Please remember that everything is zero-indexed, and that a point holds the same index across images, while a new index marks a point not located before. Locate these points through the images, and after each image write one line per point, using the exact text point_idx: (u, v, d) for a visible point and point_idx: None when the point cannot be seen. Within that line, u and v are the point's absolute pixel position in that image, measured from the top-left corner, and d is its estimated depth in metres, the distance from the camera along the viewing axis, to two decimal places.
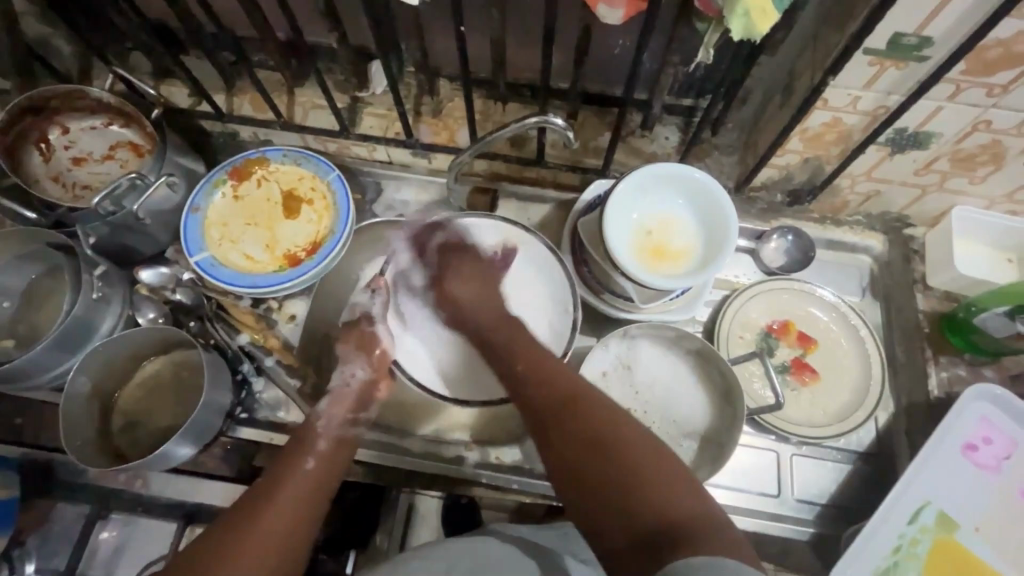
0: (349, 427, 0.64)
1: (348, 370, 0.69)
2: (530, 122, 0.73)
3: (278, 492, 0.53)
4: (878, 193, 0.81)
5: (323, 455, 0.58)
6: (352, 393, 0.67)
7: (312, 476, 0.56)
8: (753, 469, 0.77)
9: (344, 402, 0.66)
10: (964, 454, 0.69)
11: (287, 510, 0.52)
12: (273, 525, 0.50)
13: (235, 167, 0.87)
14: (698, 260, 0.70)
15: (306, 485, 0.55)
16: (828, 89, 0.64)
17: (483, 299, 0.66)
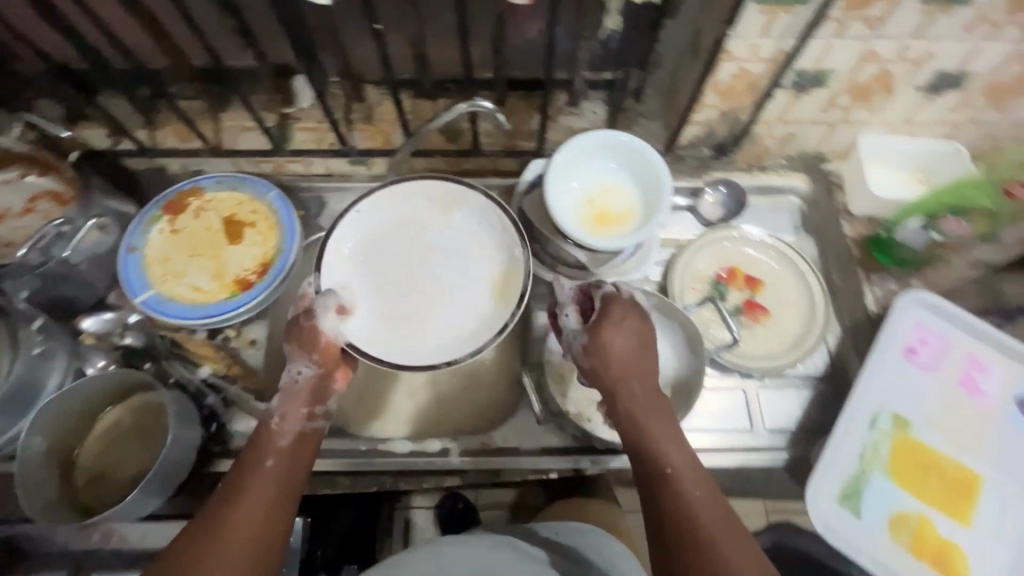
0: (305, 423, 0.62)
1: (294, 367, 0.64)
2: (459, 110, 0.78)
3: (238, 496, 0.53)
4: (793, 134, 0.87)
5: (282, 455, 0.58)
6: (304, 389, 0.63)
7: (275, 475, 0.55)
8: (725, 409, 0.81)
9: (298, 397, 0.62)
10: (905, 358, 0.76)
11: (249, 516, 0.51)
12: (237, 531, 0.50)
13: (169, 201, 0.85)
14: (640, 219, 0.73)
15: (269, 484, 0.54)
16: (729, 41, 0.69)
17: (629, 360, 0.61)
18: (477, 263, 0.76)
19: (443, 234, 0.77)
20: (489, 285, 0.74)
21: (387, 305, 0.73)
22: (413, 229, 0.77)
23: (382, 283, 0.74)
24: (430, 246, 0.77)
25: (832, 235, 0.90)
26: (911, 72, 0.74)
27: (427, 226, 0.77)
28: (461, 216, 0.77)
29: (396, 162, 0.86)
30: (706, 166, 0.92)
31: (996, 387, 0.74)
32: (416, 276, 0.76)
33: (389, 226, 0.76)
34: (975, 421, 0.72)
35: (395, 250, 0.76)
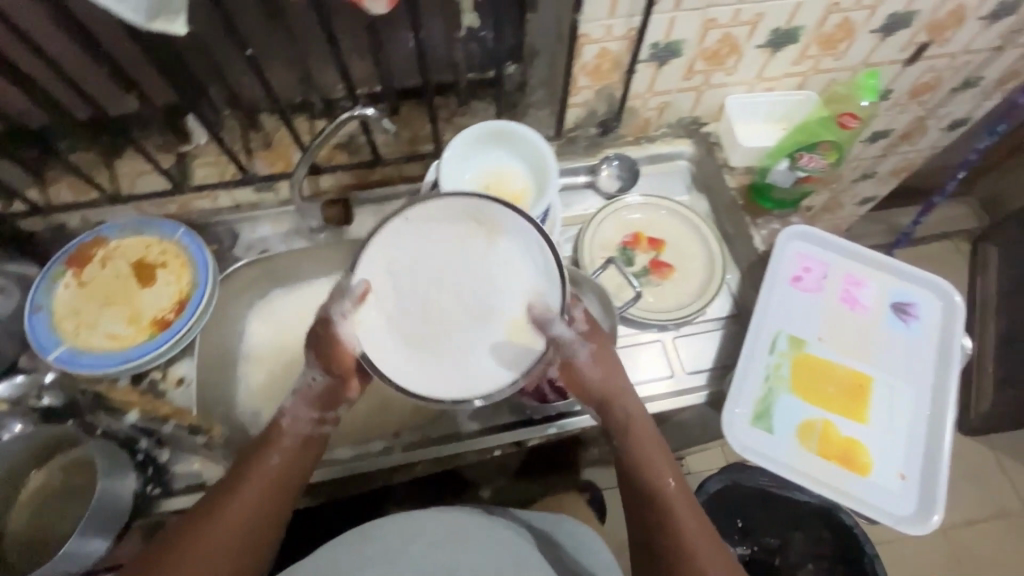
0: (316, 427, 0.67)
1: (309, 372, 0.67)
2: (343, 119, 0.79)
3: (241, 488, 0.60)
4: (667, 103, 0.95)
5: (286, 452, 0.64)
6: (314, 394, 0.67)
7: (274, 472, 0.62)
8: (648, 361, 0.87)
9: (308, 400, 0.67)
10: (792, 285, 0.84)
11: (242, 509, 0.59)
12: (231, 521, 0.58)
13: (72, 255, 0.84)
14: (534, 198, 0.78)
15: (267, 479, 0.61)
16: (582, 24, 0.75)
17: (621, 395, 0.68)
18: (514, 299, 0.59)
19: (486, 258, 0.60)
20: (520, 328, 0.58)
21: (406, 321, 0.59)
22: (456, 241, 0.61)
23: (410, 296, 0.59)
24: (467, 268, 0.60)
25: (718, 190, 0.98)
26: (750, 33, 0.83)
27: (464, 244, 0.61)
28: (512, 237, 0.60)
29: (294, 182, 0.85)
30: (598, 144, 0.99)
31: (872, 297, 0.83)
32: (450, 296, 0.60)
33: (433, 234, 0.61)
34: (860, 331, 0.81)
35: (426, 265, 0.60)
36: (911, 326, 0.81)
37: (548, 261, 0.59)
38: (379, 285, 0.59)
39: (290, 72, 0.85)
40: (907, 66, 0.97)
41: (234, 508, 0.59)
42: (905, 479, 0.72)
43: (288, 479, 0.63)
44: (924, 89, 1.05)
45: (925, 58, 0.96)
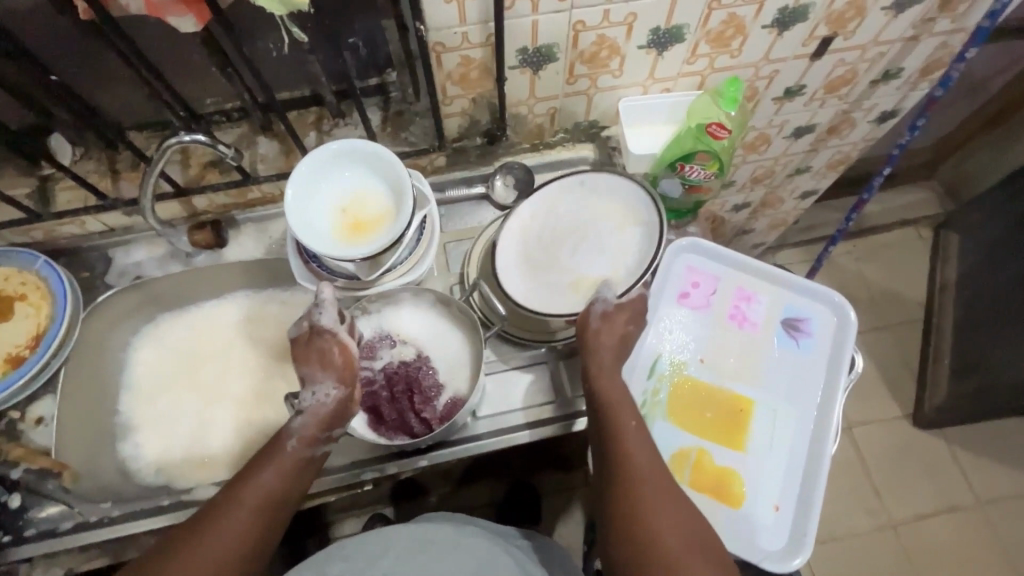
0: (319, 446, 0.67)
1: (320, 390, 0.69)
2: (172, 146, 0.73)
3: (239, 504, 0.60)
4: (557, 109, 0.89)
5: (281, 468, 0.64)
6: (326, 411, 0.68)
7: (269, 492, 0.62)
8: (531, 383, 0.83)
9: (317, 420, 0.67)
10: (679, 302, 0.80)
11: (242, 527, 0.59)
12: (226, 542, 0.58)
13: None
14: (393, 220, 0.73)
15: (261, 498, 0.61)
16: (432, 34, 0.70)
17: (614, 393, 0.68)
18: (603, 271, 0.78)
19: (604, 235, 0.80)
20: (582, 289, 0.77)
21: (543, 244, 0.81)
22: (601, 212, 0.81)
23: (543, 240, 0.81)
24: (603, 234, 0.80)
25: None
26: (627, 34, 0.77)
27: (591, 218, 0.81)
28: (643, 216, 0.79)
29: (144, 211, 0.79)
30: (491, 153, 0.94)
31: (762, 313, 0.79)
32: (575, 245, 0.80)
33: (589, 206, 0.82)
34: (745, 352, 0.77)
35: (566, 220, 0.82)
36: (802, 344, 0.77)
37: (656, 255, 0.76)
38: (538, 224, 0.82)
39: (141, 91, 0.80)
40: (814, 60, 0.91)
41: (229, 524, 0.59)
42: (779, 510, 0.69)
43: (281, 499, 0.63)
44: (840, 83, 0.99)
45: (832, 52, 0.90)
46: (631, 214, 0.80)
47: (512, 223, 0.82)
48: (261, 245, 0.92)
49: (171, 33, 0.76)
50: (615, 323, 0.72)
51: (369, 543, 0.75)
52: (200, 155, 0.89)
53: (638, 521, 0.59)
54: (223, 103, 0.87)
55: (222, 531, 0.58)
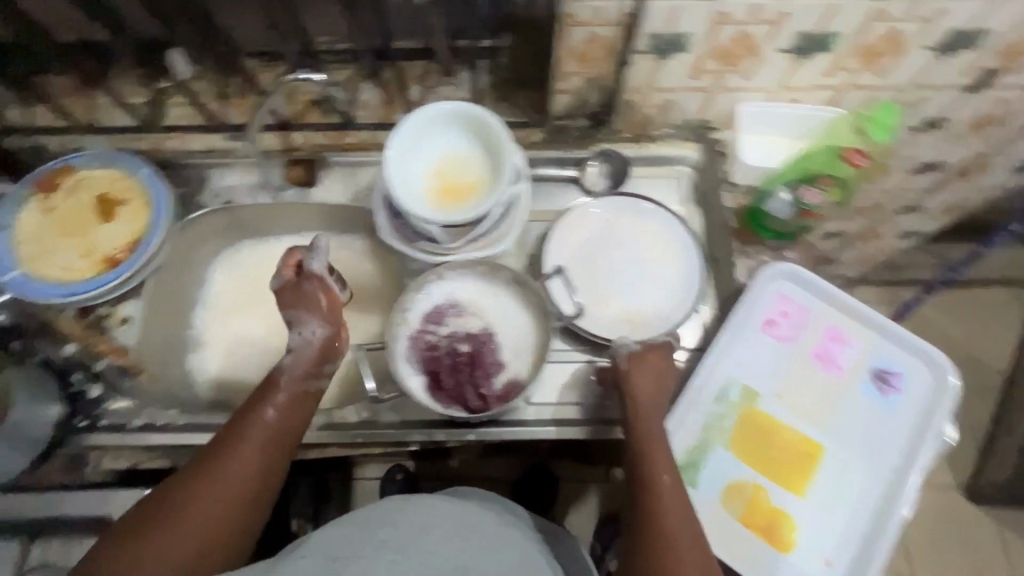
0: (312, 380, 0.70)
1: (307, 329, 0.71)
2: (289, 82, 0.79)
3: (240, 443, 0.62)
4: (670, 102, 0.84)
5: (283, 406, 0.66)
6: (310, 350, 0.70)
7: (272, 428, 0.64)
8: (588, 380, 0.82)
9: (306, 356, 0.70)
10: (764, 330, 0.75)
11: (250, 465, 0.61)
12: (233, 483, 0.59)
13: (41, 184, 0.86)
14: (488, 191, 0.72)
15: (265, 436, 0.63)
16: (567, 5, 0.66)
17: (648, 397, 0.66)
18: (644, 300, 0.83)
19: (652, 266, 0.85)
20: (618, 314, 0.82)
21: (599, 256, 0.86)
22: (644, 245, 0.86)
23: (589, 260, 0.85)
24: (653, 261, 0.85)
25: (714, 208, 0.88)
26: (771, 34, 0.71)
27: (645, 244, 0.86)
28: (681, 258, 0.85)
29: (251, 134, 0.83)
30: (590, 137, 0.90)
31: (851, 358, 0.74)
32: (616, 271, 0.85)
33: (644, 230, 0.87)
34: (826, 396, 0.72)
35: (624, 238, 0.87)
36: (891, 402, 0.72)
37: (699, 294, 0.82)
38: (597, 236, 0.87)
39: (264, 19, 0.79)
40: (967, 93, 0.82)
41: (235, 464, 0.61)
42: (829, 566, 0.66)
43: (285, 434, 0.65)
44: (987, 122, 0.89)
45: (990, 87, 0.81)
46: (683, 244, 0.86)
47: (570, 230, 0.86)
48: (347, 191, 0.92)
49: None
50: (645, 362, 0.68)
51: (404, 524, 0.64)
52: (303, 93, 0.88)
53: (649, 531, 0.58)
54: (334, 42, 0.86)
55: (228, 472, 0.59)
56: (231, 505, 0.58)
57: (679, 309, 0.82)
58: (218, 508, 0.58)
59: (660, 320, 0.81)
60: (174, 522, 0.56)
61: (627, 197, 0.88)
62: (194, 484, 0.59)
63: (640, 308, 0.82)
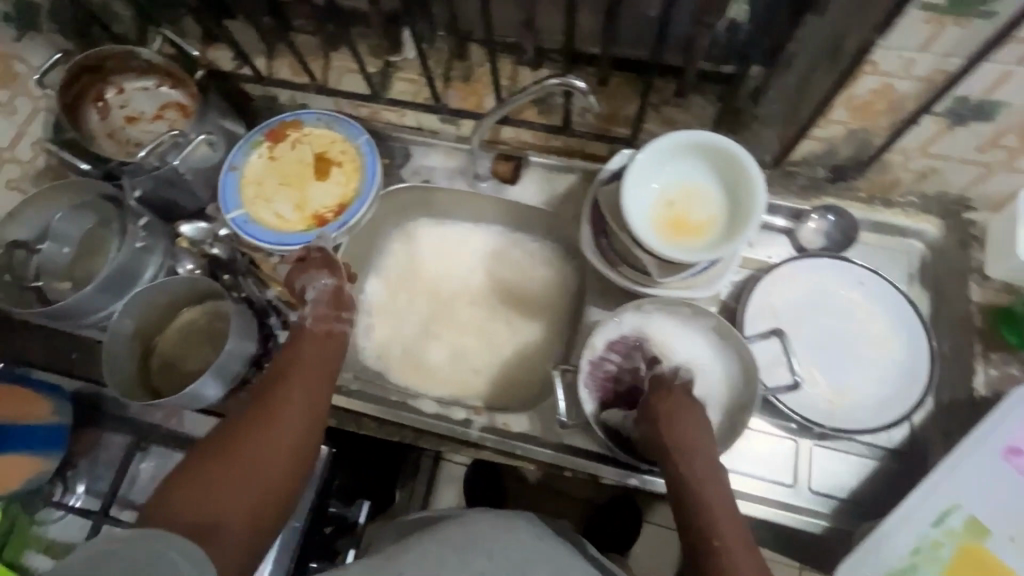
0: (332, 322, 0.73)
1: (315, 284, 0.76)
2: (549, 84, 0.72)
3: (291, 381, 0.65)
4: (934, 170, 0.74)
5: (318, 348, 0.70)
6: (329, 296, 0.75)
7: (319, 367, 0.68)
8: (771, 456, 0.74)
9: (325, 300, 0.74)
10: (1004, 458, 0.63)
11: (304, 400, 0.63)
12: (291, 419, 0.61)
13: (270, 131, 0.91)
14: (722, 233, 0.66)
15: (312, 373, 0.67)
16: (878, 51, 0.59)
17: (687, 428, 0.62)
18: (849, 383, 0.75)
19: (864, 348, 0.76)
20: (820, 392, 0.75)
21: (806, 323, 0.78)
22: (863, 321, 0.77)
23: (796, 325, 0.77)
24: (868, 343, 0.76)
25: (952, 297, 0.77)
26: None
27: (862, 321, 0.77)
28: (905, 348, 0.75)
29: (479, 129, 0.81)
30: (820, 188, 0.82)
31: None
32: (824, 344, 0.77)
33: (866, 306, 0.77)
34: None
35: (839, 310, 0.78)
36: None
37: (915, 395, 0.73)
38: (809, 299, 0.78)
39: (517, 13, 0.78)
40: None
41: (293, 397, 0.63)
42: None
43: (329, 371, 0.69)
44: None
45: None
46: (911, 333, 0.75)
47: (780, 286, 0.79)
48: (542, 193, 0.90)
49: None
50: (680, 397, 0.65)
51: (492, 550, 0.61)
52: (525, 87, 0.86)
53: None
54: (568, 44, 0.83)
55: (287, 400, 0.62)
56: (296, 432, 0.61)
57: (890, 407, 0.73)
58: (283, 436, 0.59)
59: (861, 412, 0.73)
60: (244, 447, 0.57)
61: (855, 262, 0.78)
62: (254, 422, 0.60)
63: (844, 391, 0.75)
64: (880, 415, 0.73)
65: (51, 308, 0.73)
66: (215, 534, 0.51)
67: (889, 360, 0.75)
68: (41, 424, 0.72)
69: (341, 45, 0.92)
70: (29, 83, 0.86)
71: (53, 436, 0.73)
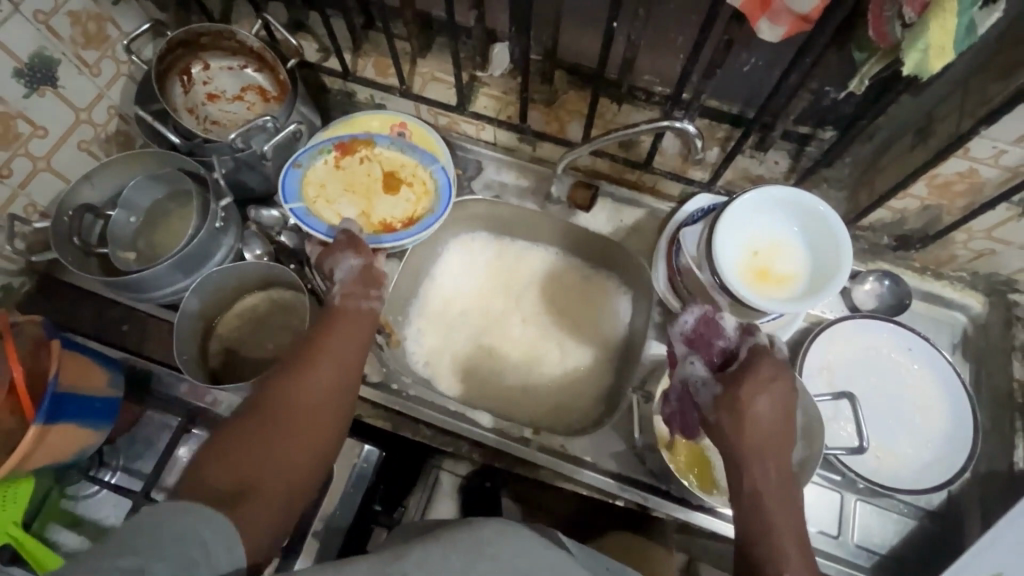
0: (364, 300, 0.71)
1: (343, 265, 0.74)
2: (658, 126, 0.74)
3: (317, 364, 0.62)
4: (992, 252, 0.78)
5: (344, 324, 0.67)
6: (356, 273, 0.73)
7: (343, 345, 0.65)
8: (817, 507, 0.77)
9: (352, 281, 0.72)
10: None
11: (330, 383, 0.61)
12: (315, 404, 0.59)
13: (341, 141, 0.88)
14: (804, 287, 0.70)
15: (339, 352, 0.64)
16: (975, 139, 0.63)
17: (762, 418, 0.57)
18: (894, 441, 0.79)
19: (910, 411, 0.80)
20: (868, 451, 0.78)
21: (858, 380, 0.81)
22: (912, 388, 0.81)
23: (849, 386, 0.81)
24: (913, 406, 0.80)
25: (995, 372, 0.80)
26: None
27: (909, 384, 0.81)
28: (951, 418, 0.79)
29: (570, 156, 0.83)
30: (879, 253, 0.85)
31: None
32: (874, 406, 0.80)
33: (914, 371, 0.81)
34: None
35: (889, 371, 0.81)
36: None
37: (957, 461, 0.76)
38: (861, 359, 0.82)
39: (618, 51, 0.81)
40: None
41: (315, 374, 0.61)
42: None
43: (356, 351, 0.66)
44: None
45: None
46: (954, 400, 0.79)
47: (836, 343, 0.82)
48: (611, 223, 0.92)
49: (678, 13, 0.72)
50: (756, 373, 0.60)
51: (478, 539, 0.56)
52: (608, 121, 0.88)
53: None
54: (655, 84, 0.84)
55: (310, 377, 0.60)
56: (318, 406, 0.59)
57: (935, 471, 0.77)
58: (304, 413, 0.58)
59: (904, 472, 0.77)
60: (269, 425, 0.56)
61: (908, 328, 0.81)
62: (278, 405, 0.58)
63: (888, 449, 0.78)
64: (922, 478, 0.77)
65: (123, 278, 0.73)
66: (245, 501, 0.50)
67: (933, 424, 0.79)
68: (98, 395, 0.71)
69: (431, 53, 0.93)
70: (117, 48, 0.85)
71: (106, 408, 0.72)
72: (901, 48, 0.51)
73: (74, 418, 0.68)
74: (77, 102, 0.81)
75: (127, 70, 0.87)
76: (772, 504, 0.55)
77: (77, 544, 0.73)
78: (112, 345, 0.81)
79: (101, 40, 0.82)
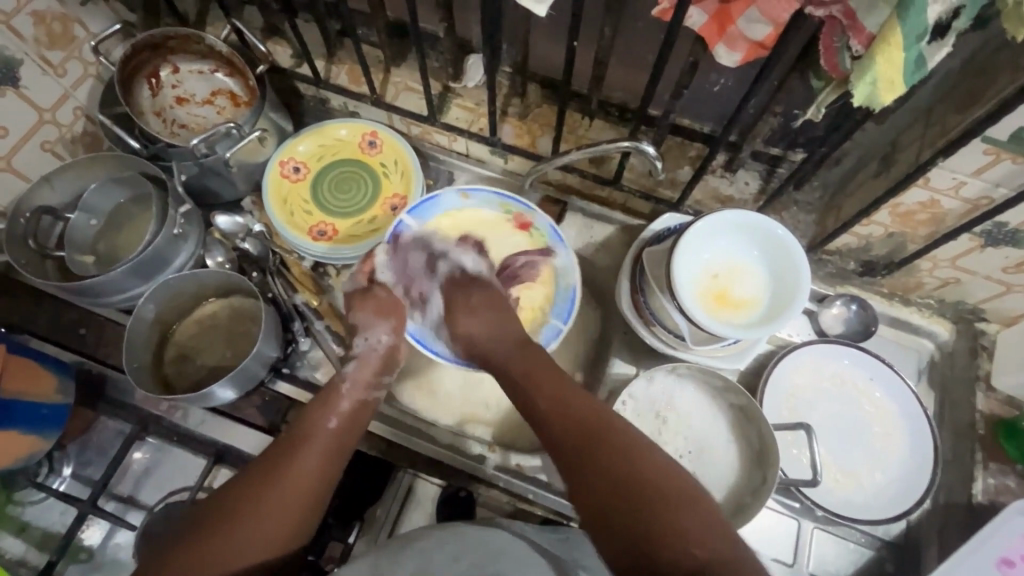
0: (372, 389, 0.70)
1: (372, 336, 0.75)
2: (620, 146, 0.72)
3: (295, 458, 0.59)
4: (956, 282, 0.77)
5: (344, 416, 0.65)
6: (377, 356, 0.73)
7: (332, 436, 0.63)
8: (773, 533, 0.76)
9: (371, 363, 0.72)
10: (997, 569, 0.67)
11: (306, 476, 0.58)
12: (280, 500, 0.56)
13: (525, 216, 0.83)
14: (763, 313, 0.69)
15: (327, 443, 0.62)
16: (934, 169, 0.62)
17: (487, 321, 0.73)
18: (854, 469, 0.78)
19: (868, 439, 0.79)
20: (827, 477, 0.78)
21: (822, 408, 0.81)
22: (871, 415, 0.80)
23: (810, 413, 0.80)
24: (875, 436, 0.79)
25: (959, 403, 0.79)
26: None
27: (871, 413, 0.80)
28: (909, 446, 0.78)
29: (535, 172, 0.81)
30: (847, 277, 0.84)
31: None
32: (835, 434, 0.80)
33: (875, 400, 0.80)
34: None
35: (851, 399, 0.81)
36: None
37: (917, 492, 0.75)
38: (827, 387, 0.81)
39: (587, 65, 0.80)
40: None
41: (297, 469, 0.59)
42: None
43: (345, 444, 0.64)
44: None
45: None
46: (914, 428, 0.78)
47: (800, 367, 0.82)
48: (580, 239, 0.90)
49: (649, 31, 0.71)
50: (482, 315, 0.74)
51: (432, 544, 0.54)
52: (580, 136, 0.88)
53: (603, 436, 0.57)
54: (625, 101, 0.83)
55: (294, 470, 0.58)
56: (289, 510, 0.56)
57: (896, 502, 0.76)
58: (273, 517, 0.55)
59: (863, 501, 0.77)
60: (234, 531, 0.54)
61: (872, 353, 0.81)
62: (245, 495, 0.56)
63: (849, 475, 0.78)
64: (879, 507, 0.76)
65: (75, 284, 0.71)
66: None
67: (892, 453, 0.78)
68: (46, 402, 0.72)
69: (405, 62, 0.92)
70: (83, 48, 0.84)
71: (53, 415, 0.73)
72: (850, 80, 0.52)
73: (12, 423, 0.69)
74: (40, 102, 0.79)
75: (95, 71, 0.86)
76: (548, 374, 0.65)
77: (21, 550, 0.75)
78: (67, 348, 0.79)
79: (66, 41, 0.81)
